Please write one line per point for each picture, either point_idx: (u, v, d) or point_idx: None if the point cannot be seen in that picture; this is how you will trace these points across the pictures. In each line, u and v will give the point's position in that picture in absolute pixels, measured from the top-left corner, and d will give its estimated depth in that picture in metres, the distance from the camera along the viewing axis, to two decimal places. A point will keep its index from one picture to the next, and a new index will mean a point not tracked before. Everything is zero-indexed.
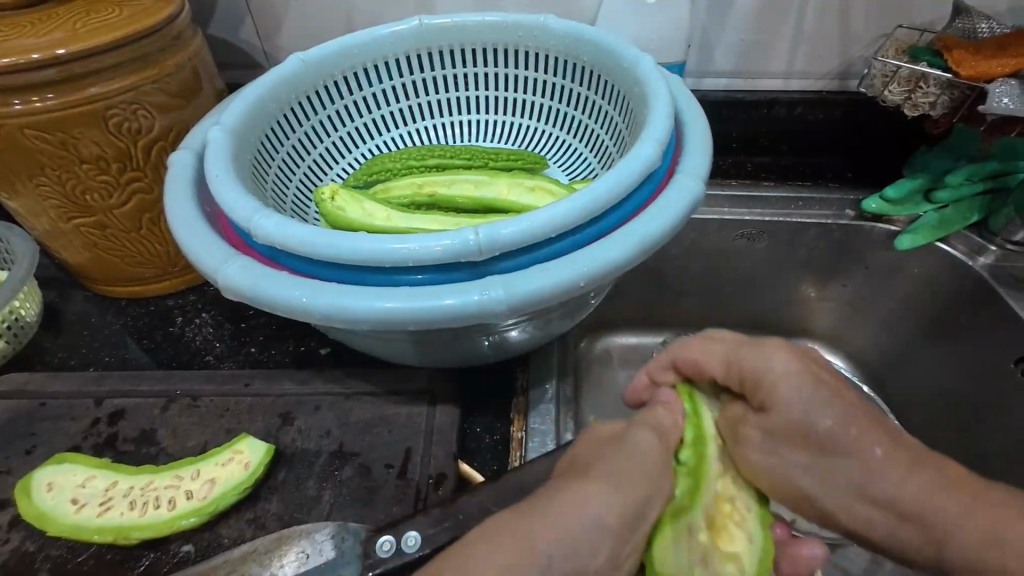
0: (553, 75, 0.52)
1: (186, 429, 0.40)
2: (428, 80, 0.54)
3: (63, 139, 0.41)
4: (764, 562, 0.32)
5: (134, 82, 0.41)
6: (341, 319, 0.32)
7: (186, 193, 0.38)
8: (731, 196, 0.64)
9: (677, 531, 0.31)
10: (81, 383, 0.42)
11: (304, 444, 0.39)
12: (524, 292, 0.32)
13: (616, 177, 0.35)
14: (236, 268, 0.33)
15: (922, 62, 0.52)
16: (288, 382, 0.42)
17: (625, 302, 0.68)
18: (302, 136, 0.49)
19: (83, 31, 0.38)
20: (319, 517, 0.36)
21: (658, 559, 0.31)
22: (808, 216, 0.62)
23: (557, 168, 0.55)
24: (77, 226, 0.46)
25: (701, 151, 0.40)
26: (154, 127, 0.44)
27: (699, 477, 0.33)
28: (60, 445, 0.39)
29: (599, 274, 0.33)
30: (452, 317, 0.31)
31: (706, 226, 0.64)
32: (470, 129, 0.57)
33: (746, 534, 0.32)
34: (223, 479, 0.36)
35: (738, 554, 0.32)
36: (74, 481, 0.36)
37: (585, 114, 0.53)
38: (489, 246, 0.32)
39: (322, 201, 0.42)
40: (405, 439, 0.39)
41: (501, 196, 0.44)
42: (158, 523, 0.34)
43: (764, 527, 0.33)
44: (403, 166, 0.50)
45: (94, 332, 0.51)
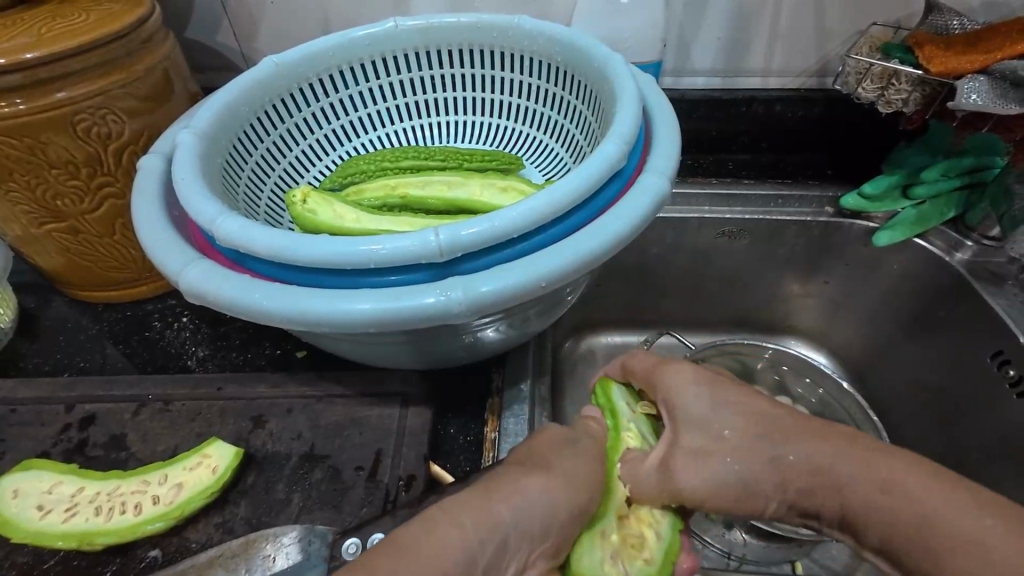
0: (528, 75, 0.52)
1: (156, 434, 0.39)
2: (404, 81, 0.54)
3: (31, 144, 0.41)
4: (671, 554, 0.35)
5: (102, 86, 0.41)
6: (302, 322, 0.32)
7: (153, 197, 0.38)
8: (711, 194, 0.64)
9: (593, 535, 0.34)
10: (51, 389, 0.42)
11: (275, 447, 0.39)
12: (484, 293, 0.32)
13: (580, 177, 0.35)
14: (198, 272, 0.33)
15: (894, 58, 0.52)
16: (260, 386, 0.42)
17: (607, 302, 0.69)
18: (277, 138, 0.50)
19: (48, 36, 0.38)
20: (288, 519, 0.36)
21: (574, 559, 0.33)
22: (788, 213, 0.63)
23: (533, 168, 0.55)
24: (49, 232, 0.46)
25: (669, 148, 0.40)
26: (124, 132, 0.44)
27: (611, 480, 0.36)
28: (29, 452, 0.39)
29: (560, 274, 0.33)
30: (414, 319, 0.31)
31: (687, 225, 0.64)
32: (448, 130, 0.57)
33: (656, 528, 0.36)
34: (190, 484, 0.36)
35: (649, 546, 0.35)
36: (40, 488, 0.36)
37: (560, 114, 0.53)
38: (450, 247, 0.32)
39: (292, 204, 0.42)
40: (377, 441, 0.39)
41: (473, 197, 0.44)
42: (123, 529, 0.34)
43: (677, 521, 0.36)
44: (377, 167, 0.50)
45: (70, 337, 0.51)
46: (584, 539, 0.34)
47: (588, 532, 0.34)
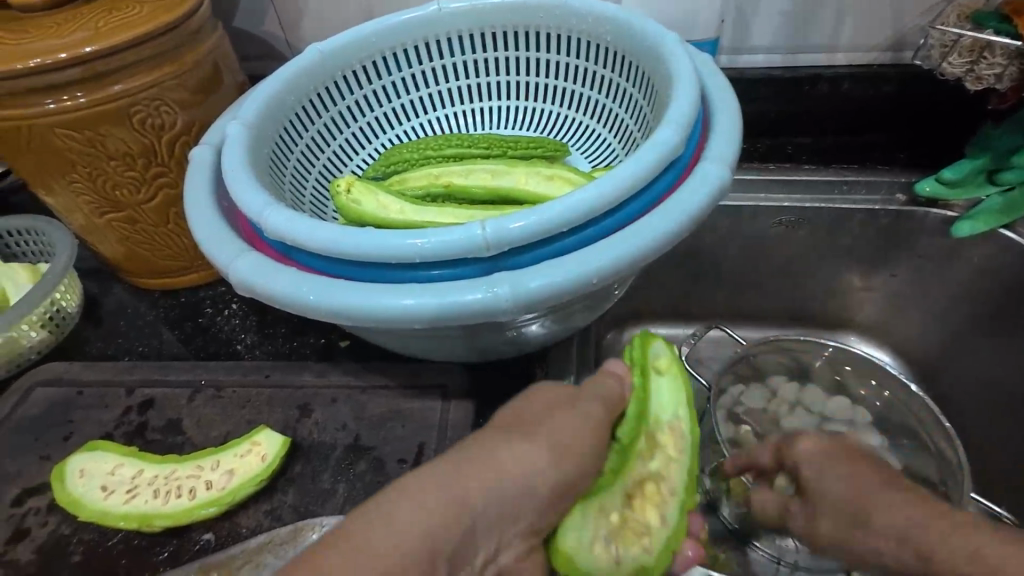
0: (576, 57, 0.50)
1: (209, 420, 0.41)
2: (448, 67, 0.53)
3: (91, 135, 0.42)
4: (672, 543, 0.33)
5: (156, 78, 0.42)
6: (347, 316, 0.31)
7: (204, 188, 0.38)
8: (769, 180, 0.60)
9: (588, 507, 0.33)
10: (115, 372, 0.43)
11: (320, 437, 0.39)
12: (531, 289, 0.30)
13: (633, 166, 0.33)
14: (247, 265, 0.33)
15: (987, 29, 0.47)
16: (306, 374, 0.42)
17: (653, 293, 0.66)
18: (321, 127, 0.49)
19: (105, 30, 0.39)
20: (333, 509, 0.36)
21: (561, 534, 0.32)
22: (854, 201, 0.58)
23: (579, 155, 0.53)
24: (109, 220, 0.48)
25: (730, 134, 0.37)
26: (176, 123, 0.45)
27: (623, 458, 0.34)
28: (92, 433, 0.41)
29: (611, 270, 0.31)
30: (459, 315, 0.31)
31: (741, 213, 0.60)
32: (491, 117, 0.55)
33: (660, 513, 0.34)
34: (241, 471, 0.37)
35: (648, 535, 0.33)
36: (103, 469, 0.37)
37: (608, 98, 0.50)
38: (496, 241, 0.31)
39: (337, 194, 0.42)
40: (419, 434, 0.39)
41: (518, 186, 0.43)
42: (178, 512, 0.35)
43: (684, 510, 0.34)
44: (420, 156, 0.49)
45: (129, 321, 0.53)
46: (577, 511, 0.33)
47: (583, 505, 0.33)
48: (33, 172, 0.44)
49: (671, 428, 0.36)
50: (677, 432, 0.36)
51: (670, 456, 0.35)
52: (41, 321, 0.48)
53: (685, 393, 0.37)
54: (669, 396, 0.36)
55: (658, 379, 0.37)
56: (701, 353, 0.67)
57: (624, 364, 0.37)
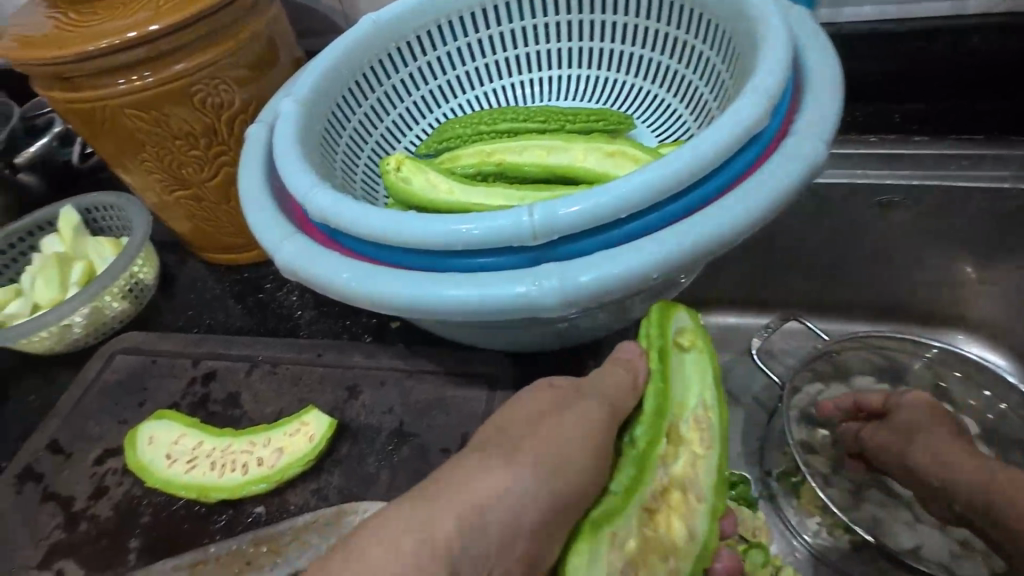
0: (646, 18, 0.45)
1: (264, 396, 0.42)
2: (506, 34, 0.49)
3: (157, 115, 0.43)
4: (701, 556, 0.30)
5: (214, 56, 0.42)
6: (387, 305, 0.30)
7: (257, 168, 0.38)
8: (868, 155, 0.53)
9: (602, 538, 0.28)
10: (183, 344, 0.46)
11: (367, 420, 0.39)
12: (582, 283, 0.28)
13: (706, 143, 0.29)
14: (294, 249, 0.33)
15: None
16: (357, 356, 0.42)
17: (723, 279, 0.60)
18: (374, 102, 0.48)
19: (165, 8, 0.39)
20: (377, 494, 0.36)
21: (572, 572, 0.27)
22: (976, 178, 0.50)
23: (645, 128, 0.48)
24: (178, 198, 0.49)
25: (827, 103, 0.32)
26: (234, 101, 0.45)
27: (645, 467, 0.30)
28: (163, 401, 0.43)
29: (674, 263, 0.28)
30: (503, 309, 0.29)
31: (832, 192, 0.53)
32: (551, 87, 0.51)
33: (686, 524, 0.30)
34: (290, 450, 0.37)
35: (671, 552, 0.30)
36: (169, 438, 0.39)
37: (681, 63, 0.45)
38: (545, 229, 0.28)
39: (386, 172, 0.40)
40: (463, 424, 0.38)
41: (575, 164, 0.39)
42: (232, 486, 0.37)
43: (713, 518, 0.30)
44: (473, 131, 0.46)
45: (198, 294, 0.55)
46: (586, 543, 0.28)
47: (593, 536, 0.28)
48: (110, 151, 0.46)
49: (695, 420, 0.32)
50: (704, 422, 0.32)
51: (695, 453, 0.31)
52: (121, 292, 0.51)
53: (712, 374, 0.33)
54: (694, 377, 0.32)
55: (681, 358, 0.33)
56: (774, 346, 0.61)
57: (640, 351, 0.33)
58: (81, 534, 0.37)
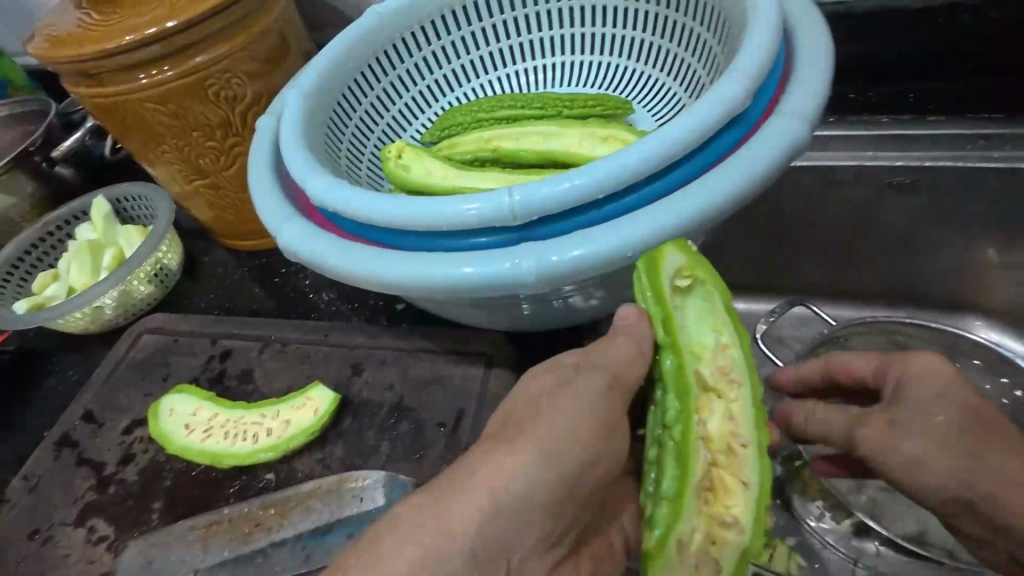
0: (645, 2, 0.46)
1: (275, 372, 0.44)
2: (508, 22, 0.50)
3: (175, 108, 0.46)
4: (766, 498, 0.29)
5: (226, 51, 0.44)
6: (380, 283, 0.32)
7: (265, 156, 0.40)
8: (880, 136, 0.51)
9: (668, 552, 0.28)
10: (202, 324, 0.49)
11: (369, 395, 0.41)
12: (560, 261, 0.29)
13: (685, 124, 0.29)
14: (297, 232, 0.35)
15: None
16: (361, 335, 0.44)
17: (730, 265, 0.60)
18: (380, 92, 0.49)
19: (180, 6, 0.41)
20: (376, 465, 0.38)
21: None
22: (990, 160, 0.48)
23: (644, 111, 0.48)
24: (198, 187, 0.52)
25: (814, 82, 0.32)
26: (247, 94, 0.47)
27: (684, 459, 0.28)
28: (183, 376, 0.46)
29: (651, 242, 0.29)
30: (487, 286, 0.30)
31: (842, 174, 0.52)
32: (553, 74, 0.52)
33: (742, 480, 0.29)
34: (296, 422, 0.40)
35: (736, 514, 0.28)
36: (187, 410, 0.42)
37: (679, 46, 0.45)
38: (525, 210, 0.29)
39: (387, 159, 0.42)
40: (459, 400, 0.40)
41: (568, 149, 0.40)
42: (243, 454, 0.39)
43: (764, 454, 0.29)
44: (473, 119, 0.47)
45: (220, 279, 0.58)
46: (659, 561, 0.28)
47: (662, 554, 0.27)
48: (134, 143, 0.49)
49: (715, 365, 0.29)
50: (726, 358, 0.29)
51: (724, 403, 0.29)
52: (147, 277, 0.54)
53: (722, 305, 0.29)
54: (700, 319, 0.30)
55: (684, 301, 0.30)
56: (780, 330, 0.60)
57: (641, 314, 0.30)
58: (110, 495, 0.40)
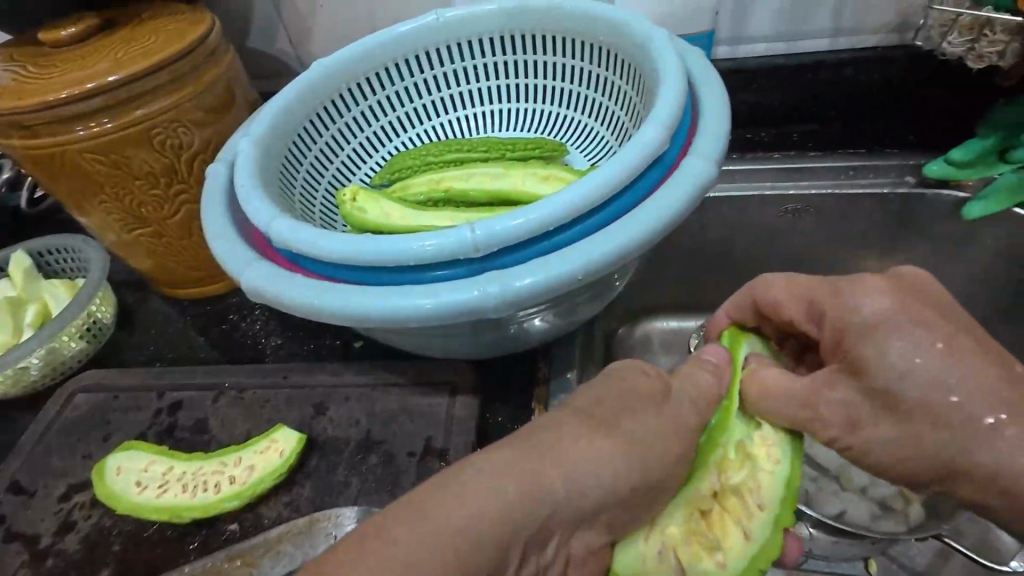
0: (571, 58, 0.52)
1: (232, 419, 0.44)
2: (448, 73, 0.54)
3: (117, 158, 0.45)
4: (757, 562, 0.31)
5: (173, 102, 0.45)
6: (349, 318, 0.33)
7: (220, 202, 0.41)
8: (774, 169, 0.60)
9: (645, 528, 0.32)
10: (146, 377, 0.47)
11: (335, 433, 0.42)
12: (520, 287, 0.32)
13: (618, 164, 0.34)
14: (258, 273, 0.36)
15: (986, 5, 0.46)
16: (322, 374, 0.45)
17: (662, 289, 0.65)
18: (329, 139, 0.52)
19: (125, 60, 0.42)
20: (347, 501, 0.38)
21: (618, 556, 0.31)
22: (862, 185, 0.58)
23: (578, 153, 0.53)
24: (138, 236, 0.51)
25: (718, 127, 0.38)
26: (193, 142, 0.48)
27: (702, 465, 0.33)
28: (129, 433, 0.44)
29: (598, 266, 0.32)
30: (454, 314, 0.32)
31: (746, 203, 0.60)
32: (493, 120, 0.56)
33: (744, 531, 0.32)
34: (261, 466, 0.39)
35: (726, 552, 0.31)
36: (138, 466, 0.41)
37: (604, 96, 0.51)
38: (485, 243, 0.32)
39: (343, 202, 0.44)
40: (427, 428, 0.41)
41: (515, 188, 0.44)
42: (204, 505, 0.38)
43: (776, 528, 0.32)
44: (422, 163, 0.50)
45: (160, 329, 0.56)
46: (633, 535, 0.32)
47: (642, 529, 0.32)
48: (68, 194, 0.48)
49: (761, 433, 0.35)
50: (771, 432, 0.35)
51: (765, 471, 0.34)
52: (78, 332, 0.52)
53: None
54: None
55: None
56: None
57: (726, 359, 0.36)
58: (48, 568, 0.38)
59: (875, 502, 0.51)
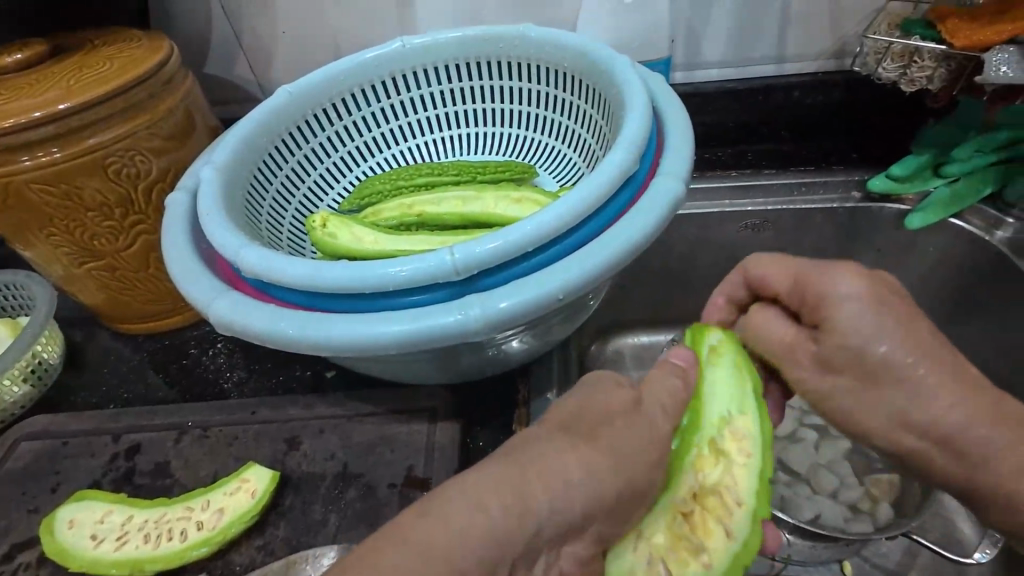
0: (536, 83, 0.53)
1: (196, 460, 0.41)
2: (416, 98, 0.55)
3: (67, 189, 0.43)
4: (743, 558, 0.30)
5: (129, 130, 0.43)
6: (325, 348, 0.32)
7: (181, 232, 0.39)
8: (732, 188, 0.62)
9: (627, 538, 0.31)
10: (100, 421, 0.44)
11: (310, 468, 0.40)
12: (501, 309, 0.32)
13: (591, 186, 0.35)
14: (225, 304, 0.34)
15: (914, 35, 0.50)
16: (293, 408, 0.43)
17: (632, 304, 0.67)
18: (295, 164, 0.51)
19: (76, 87, 0.40)
20: (325, 540, 0.37)
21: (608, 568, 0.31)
22: (813, 201, 0.61)
23: (547, 174, 0.54)
24: (89, 270, 0.48)
25: (682, 149, 0.40)
26: (151, 171, 0.46)
27: (673, 471, 0.33)
28: (81, 482, 0.41)
29: (575, 285, 0.33)
30: (434, 339, 0.32)
31: (708, 219, 0.62)
32: (461, 143, 0.57)
33: (726, 529, 0.31)
34: (231, 509, 0.37)
35: (711, 552, 0.31)
36: (92, 518, 0.38)
37: (570, 119, 0.53)
38: (464, 266, 0.32)
39: (313, 229, 0.43)
40: (406, 457, 0.40)
41: (487, 210, 0.44)
42: (169, 555, 0.36)
43: (756, 521, 0.31)
44: (392, 187, 0.50)
45: (113, 368, 0.53)
46: (621, 545, 0.31)
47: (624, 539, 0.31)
48: (11, 228, 0.45)
49: (732, 429, 0.34)
50: (741, 425, 0.34)
51: (734, 460, 0.33)
52: (22, 376, 0.48)
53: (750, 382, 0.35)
54: (730, 389, 0.35)
55: (718, 366, 0.36)
56: None
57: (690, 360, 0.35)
58: None
59: (846, 505, 0.53)
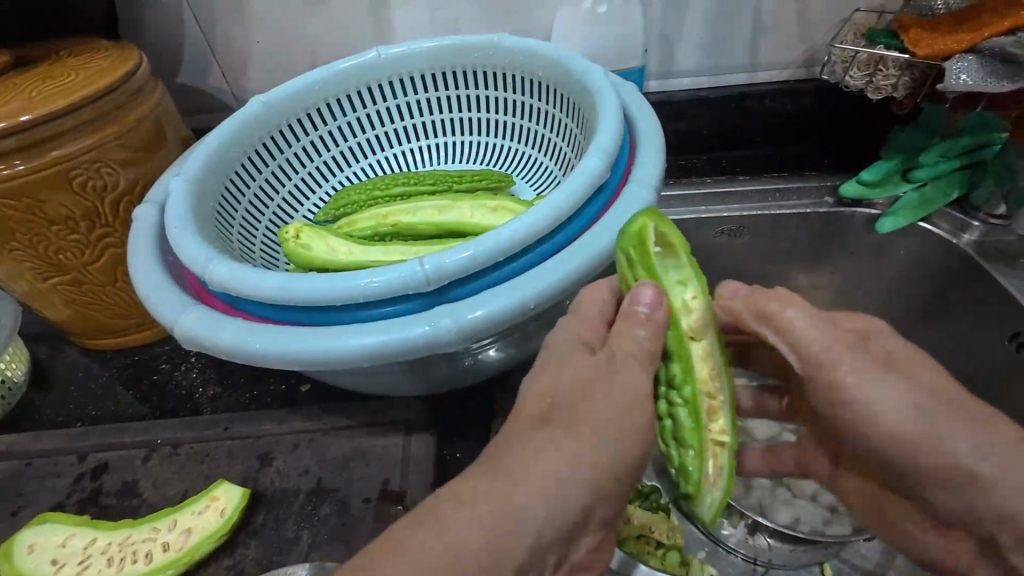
0: (511, 92, 0.53)
1: (165, 479, 0.40)
2: (392, 108, 0.55)
3: (30, 203, 0.42)
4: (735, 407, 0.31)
5: (95, 142, 0.42)
6: (294, 362, 0.32)
7: (149, 246, 0.39)
8: (708, 193, 0.63)
9: (698, 491, 0.30)
10: (65, 440, 0.43)
11: (282, 484, 0.39)
12: (473, 320, 0.32)
13: (563, 194, 0.35)
14: (192, 318, 0.33)
15: (879, 44, 0.51)
16: (267, 423, 0.42)
17: None
18: (268, 175, 0.50)
19: (39, 98, 0.39)
20: (298, 558, 0.36)
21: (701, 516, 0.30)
22: (787, 207, 0.62)
23: (523, 183, 0.54)
24: (55, 285, 0.47)
25: (655, 157, 0.40)
26: (119, 183, 0.45)
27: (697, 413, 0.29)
28: (44, 504, 0.40)
29: (548, 294, 0.33)
30: (406, 350, 0.32)
31: (685, 226, 0.62)
32: (438, 153, 0.57)
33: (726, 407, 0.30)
34: (199, 529, 0.36)
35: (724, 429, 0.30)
36: (54, 541, 0.37)
37: (545, 127, 0.53)
38: (436, 276, 0.32)
39: (285, 240, 0.42)
40: (382, 471, 0.39)
41: (463, 220, 0.44)
42: None
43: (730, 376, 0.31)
44: (368, 197, 0.50)
45: (81, 385, 0.51)
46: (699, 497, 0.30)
47: (698, 494, 0.30)
48: None
49: (699, 324, 0.30)
50: (703, 319, 0.30)
51: (702, 347, 0.30)
52: None
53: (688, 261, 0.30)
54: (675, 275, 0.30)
55: (664, 263, 0.30)
56: None
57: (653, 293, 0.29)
58: None
59: (825, 507, 0.54)
